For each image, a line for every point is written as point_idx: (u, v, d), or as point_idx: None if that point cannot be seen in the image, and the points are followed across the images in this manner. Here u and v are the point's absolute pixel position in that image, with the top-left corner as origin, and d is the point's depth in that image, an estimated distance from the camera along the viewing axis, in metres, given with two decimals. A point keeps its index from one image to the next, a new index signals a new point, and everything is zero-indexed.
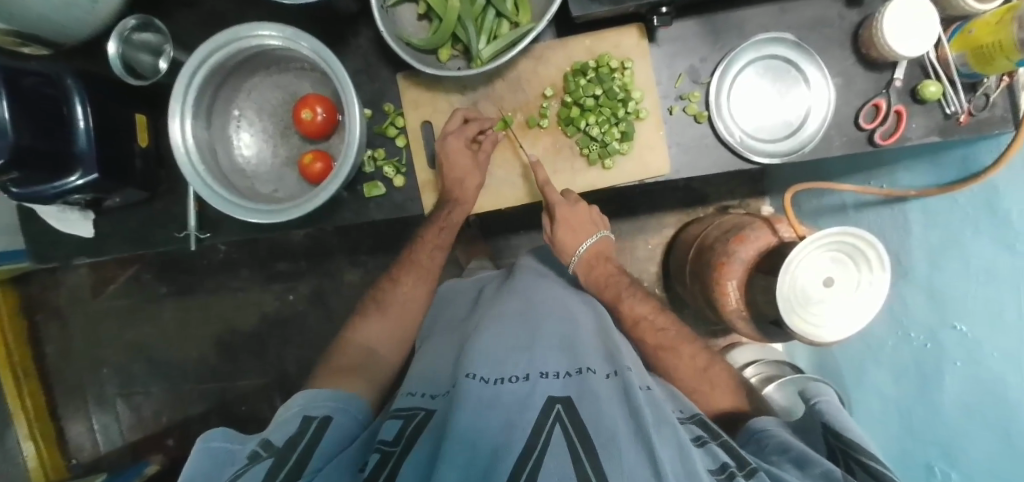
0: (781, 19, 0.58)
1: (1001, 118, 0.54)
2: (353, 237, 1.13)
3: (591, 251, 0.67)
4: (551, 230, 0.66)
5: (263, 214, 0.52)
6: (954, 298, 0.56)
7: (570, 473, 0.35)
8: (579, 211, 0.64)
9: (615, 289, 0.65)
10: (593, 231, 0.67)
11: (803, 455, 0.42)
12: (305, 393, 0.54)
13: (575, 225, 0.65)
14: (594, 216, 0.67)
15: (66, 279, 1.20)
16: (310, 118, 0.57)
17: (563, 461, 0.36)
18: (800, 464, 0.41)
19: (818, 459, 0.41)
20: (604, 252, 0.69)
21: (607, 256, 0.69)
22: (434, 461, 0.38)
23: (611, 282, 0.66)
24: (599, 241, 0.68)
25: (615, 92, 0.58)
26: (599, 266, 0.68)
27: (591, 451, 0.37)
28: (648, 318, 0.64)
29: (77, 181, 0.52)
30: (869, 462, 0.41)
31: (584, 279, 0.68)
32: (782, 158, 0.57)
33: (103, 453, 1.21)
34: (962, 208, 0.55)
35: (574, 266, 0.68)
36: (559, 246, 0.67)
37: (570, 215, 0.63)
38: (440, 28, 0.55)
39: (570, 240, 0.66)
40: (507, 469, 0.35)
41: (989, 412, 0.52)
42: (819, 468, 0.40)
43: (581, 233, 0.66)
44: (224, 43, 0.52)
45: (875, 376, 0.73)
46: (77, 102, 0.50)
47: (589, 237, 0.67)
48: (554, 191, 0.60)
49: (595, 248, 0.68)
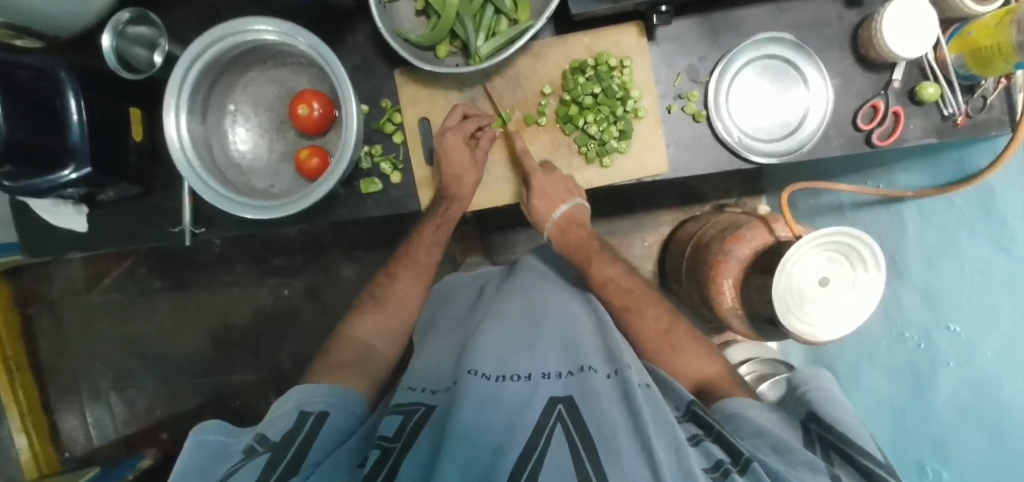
0: (780, 18, 0.58)
1: (997, 121, 0.54)
2: (349, 233, 1.13)
3: (566, 218, 0.65)
4: (527, 199, 0.62)
5: (259, 210, 0.52)
6: (948, 298, 0.57)
7: (570, 472, 0.35)
8: (555, 179, 0.60)
9: (586, 253, 0.65)
10: (570, 198, 0.62)
11: (782, 442, 0.43)
12: (300, 388, 0.53)
13: (553, 196, 0.61)
14: (571, 185, 0.62)
15: (59, 272, 1.19)
16: (307, 114, 0.56)
17: (563, 460, 0.36)
18: (779, 450, 0.43)
19: (796, 446, 0.43)
20: (579, 219, 0.66)
21: (582, 223, 0.67)
22: (435, 459, 0.38)
23: (583, 246, 0.66)
24: (575, 209, 0.64)
25: (614, 90, 0.58)
26: (572, 231, 0.66)
27: (591, 451, 0.37)
28: (616, 280, 0.64)
29: (71, 175, 0.52)
30: (856, 457, 0.43)
31: (556, 242, 0.68)
32: (780, 159, 0.57)
33: (96, 447, 1.21)
34: (958, 210, 0.55)
35: (547, 230, 0.67)
36: (535, 213, 0.64)
37: (545, 183, 0.60)
38: (438, 25, 0.54)
39: (544, 207, 0.62)
40: (507, 470, 0.36)
41: (982, 414, 0.52)
42: (800, 456, 0.41)
43: (557, 201, 0.62)
44: (219, 37, 0.51)
45: (869, 376, 0.74)
46: (70, 95, 0.50)
47: (565, 203, 0.62)
48: (531, 158, 0.60)
49: (569, 215, 0.64)
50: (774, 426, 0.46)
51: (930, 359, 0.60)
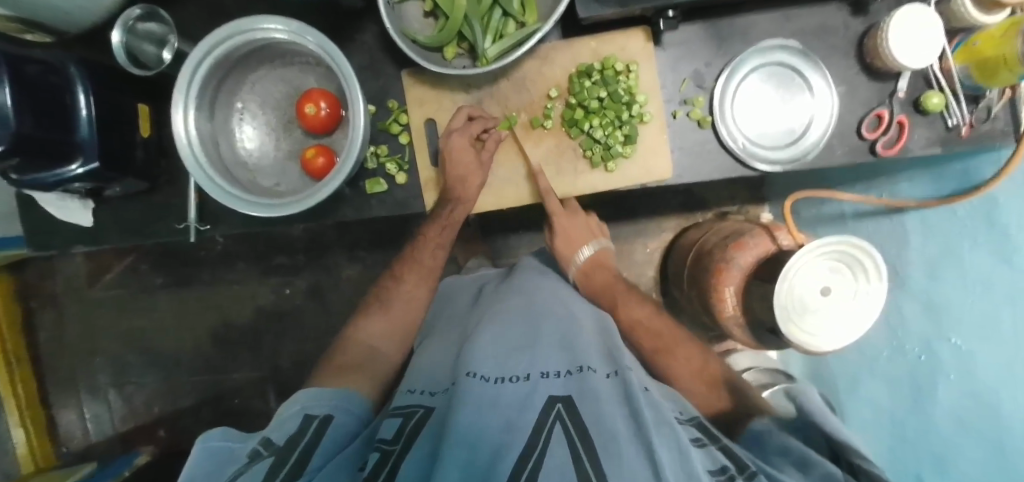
0: (786, 26, 0.58)
1: (1001, 132, 0.55)
2: (352, 233, 1.13)
3: (589, 260, 0.72)
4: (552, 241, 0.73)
5: (265, 208, 0.52)
6: (948, 309, 0.57)
7: (570, 474, 0.35)
8: (578, 220, 0.71)
9: (612, 293, 0.69)
10: (592, 239, 0.73)
11: (805, 456, 0.42)
12: (305, 392, 0.53)
13: (572, 235, 0.71)
14: (596, 228, 0.74)
15: (61, 267, 1.19)
16: (314, 113, 0.57)
17: (563, 463, 0.36)
18: (802, 466, 0.42)
19: (818, 459, 0.42)
20: (604, 262, 0.73)
21: (605, 265, 0.73)
22: (435, 459, 0.38)
23: (608, 287, 0.69)
24: (599, 249, 0.73)
25: (620, 95, 0.58)
26: (597, 274, 0.71)
27: (591, 451, 0.37)
28: (643, 320, 0.66)
29: (77, 170, 0.52)
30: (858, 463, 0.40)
31: (582, 286, 0.71)
32: (784, 166, 0.57)
33: (94, 442, 1.21)
34: (960, 220, 0.55)
35: (572, 273, 0.72)
36: (560, 254, 0.73)
37: (570, 226, 0.70)
38: (446, 26, 0.55)
39: (569, 247, 0.72)
40: (507, 469, 0.36)
41: (981, 424, 0.53)
42: (820, 471, 0.41)
43: (578, 241, 0.71)
44: (228, 35, 0.52)
45: (869, 387, 0.73)
46: (80, 90, 0.50)
47: (588, 245, 0.72)
48: (554, 197, 0.62)
49: (594, 256, 0.72)
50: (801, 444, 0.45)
51: (930, 369, 0.60)
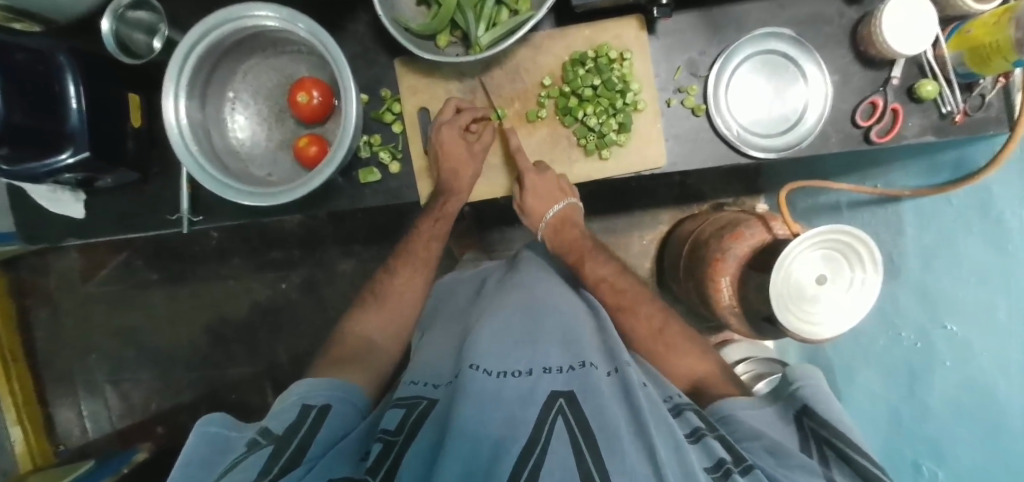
0: (780, 15, 0.58)
1: (995, 119, 0.55)
2: (347, 226, 1.12)
3: (558, 216, 0.65)
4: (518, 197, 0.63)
5: (253, 196, 0.52)
6: (944, 297, 0.56)
7: (574, 472, 0.34)
8: (548, 179, 0.61)
9: (605, 282, 0.66)
10: (561, 198, 0.63)
11: (776, 444, 0.43)
12: (302, 383, 0.53)
13: (541, 192, 0.61)
14: (563, 183, 0.63)
15: (55, 263, 1.18)
16: (306, 102, 0.57)
17: (567, 461, 0.35)
18: (775, 454, 0.43)
19: (792, 449, 0.43)
20: (571, 218, 0.67)
21: (576, 221, 0.68)
22: (437, 458, 0.37)
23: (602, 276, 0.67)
24: (566, 208, 0.65)
25: (614, 83, 0.58)
26: (566, 230, 0.68)
27: (594, 449, 0.36)
28: (625, 296, 0.65)
29: (68, 160, 0.51)
30: (848, 454, 0.41)
31: (551, 242, 0.69)
32: (778, 153, 0.57)
33: (90, 439, 1.20)
34: (955, 208, 0.55)
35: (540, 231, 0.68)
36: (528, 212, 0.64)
37: (538, 182, 0.60)
38: (439, 14, 0.54)
39: (539, 206, 0.63)
40: (510, 462, 0.35)
41: (975, 410, 0.53)
42: (797, 462, 0.41)
43: (549, 201, 0.62)
44: (218, 23, 0.51)
45: (864, 373, 0.73)
46: (70, 81, 0.49)
47: (558, 203, 0.64)
48: (525, 157, 0.61)
49: (563, 214, 0.65)
50: (771, 430, 0.46)
51: (927, 357, 0.60)
